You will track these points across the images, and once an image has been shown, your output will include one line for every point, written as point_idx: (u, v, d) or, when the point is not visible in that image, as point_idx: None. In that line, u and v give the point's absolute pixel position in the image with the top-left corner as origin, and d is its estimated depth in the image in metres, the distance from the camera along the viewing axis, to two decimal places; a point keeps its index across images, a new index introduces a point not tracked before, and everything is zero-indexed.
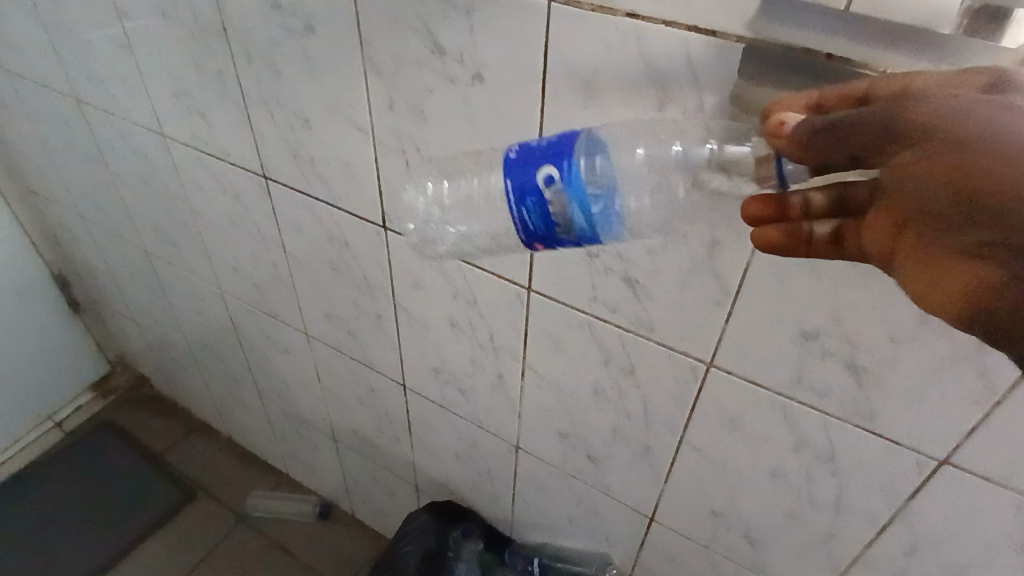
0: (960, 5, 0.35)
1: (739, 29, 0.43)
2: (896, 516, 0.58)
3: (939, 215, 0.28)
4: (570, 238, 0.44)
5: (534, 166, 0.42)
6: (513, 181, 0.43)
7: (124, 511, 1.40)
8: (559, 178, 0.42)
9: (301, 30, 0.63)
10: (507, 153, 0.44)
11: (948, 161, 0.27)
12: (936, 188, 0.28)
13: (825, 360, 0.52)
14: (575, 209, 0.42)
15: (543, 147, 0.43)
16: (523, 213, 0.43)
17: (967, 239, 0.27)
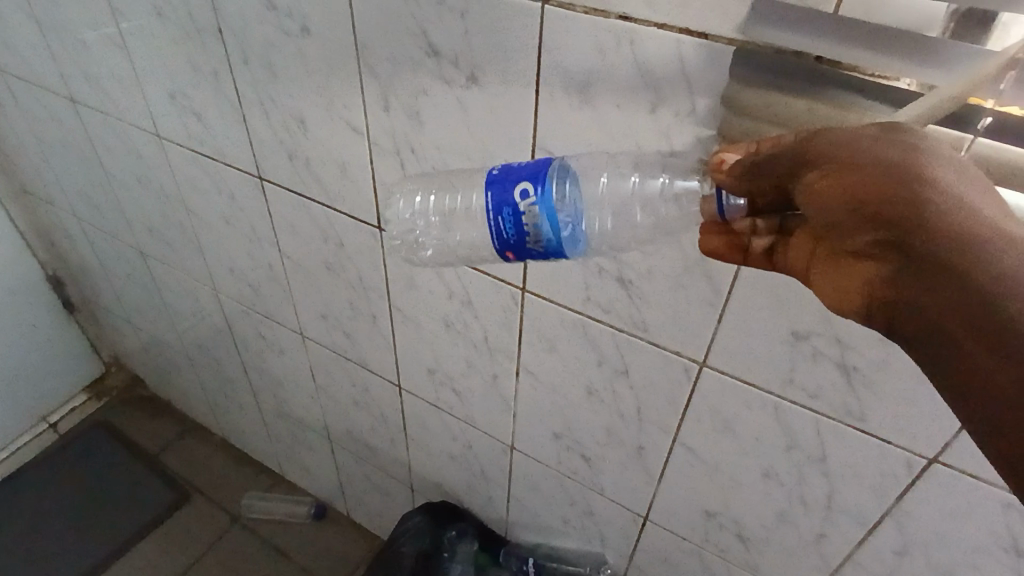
0: (948, 10, 0.37)
1: (729, 32, 0.43)
2: (887, 516, 0.59)
3: (838, 227, 0.33)
4: (538, 250, 0.44)
5: (512, 181, 0.44)
6: (491, 191, 0.45)
7: (117, 512, 1.40)
8: (533, 194, 0.43)
9: (296, 31, 0.64)
10: (491, 170, 0.46)
11: (841, 183, 0.32)
12: (833, 206, 0.33)
13: (816, 360, 0.53)
14: (545, 224, 0.43)
15: (523, 166, 0.45)
16: (498, 222, 0.44)
17: (859, 245, 0.32)
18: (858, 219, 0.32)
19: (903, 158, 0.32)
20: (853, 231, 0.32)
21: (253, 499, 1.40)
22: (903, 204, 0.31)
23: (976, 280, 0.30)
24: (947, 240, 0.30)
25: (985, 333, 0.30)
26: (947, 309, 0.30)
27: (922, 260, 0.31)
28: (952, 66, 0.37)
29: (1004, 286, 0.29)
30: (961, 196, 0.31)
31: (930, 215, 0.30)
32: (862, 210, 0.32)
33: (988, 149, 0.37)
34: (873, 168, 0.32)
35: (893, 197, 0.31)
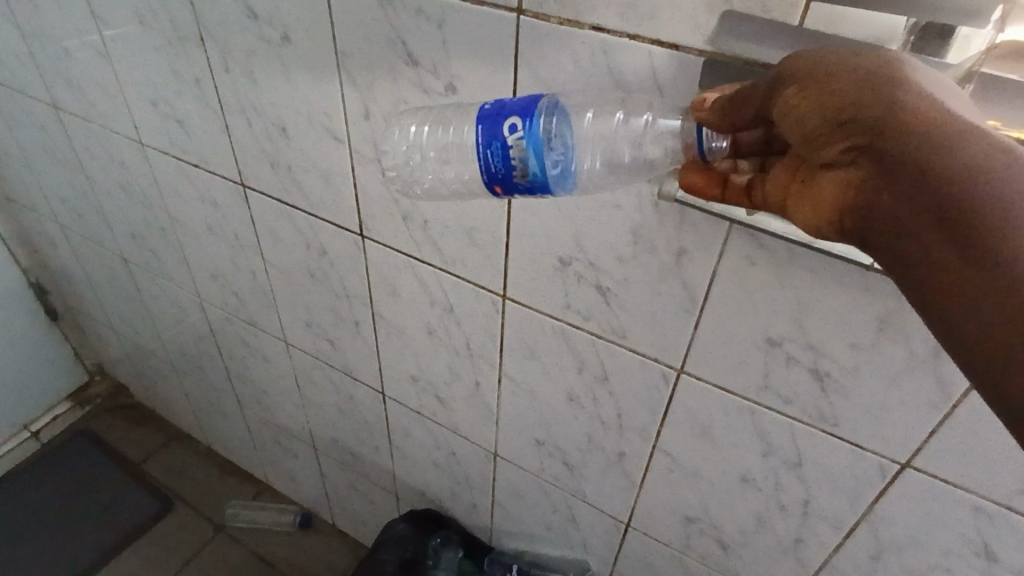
0: (906, 23, 0.37)
1: (700, 44, 0.44)
2: (861, 521, 0.59)
3: (814, 140, 0.32)
4: (524, 185, 0.44)
5: (502, 115, 0.43)
6: (481, 124, 0.44)
7: (99, 522, 1.38)
8: (521, 128, 0.43)
9: (277, 40, 0.64)
10: (482, 105, 0.45)
11: (816, 93, 0.32)
12: (808, 118, 0.32)
13: (790, 366, 0.53)
14: (531, 157, 0.43)
15: (513, 101, 0.44)
16: (487, 155, 0.43)
17: (835, 155, 0.32)
18: (833, 128, 0.31)
19: (877, 64, 0.31)
20: (828, 141, 0.32)
21: (237, 508, 1.39)
22: (877, 104, 0.30)
23: (953, 176, 0.28)
24: (922, 137, 0.29)
25: (963, 229, 0.29)
26: (924, 211, 0.29)
27: (898, 162, 0.30)
28: None
29: (980, 181, 0.28)
30: (935, 96, 0.30)
31: (904, 115, 0.30)
32: (837, 117, 0.31)
33: None
34: (846, 75, 0.31)
35: (867, 101, 0.30)
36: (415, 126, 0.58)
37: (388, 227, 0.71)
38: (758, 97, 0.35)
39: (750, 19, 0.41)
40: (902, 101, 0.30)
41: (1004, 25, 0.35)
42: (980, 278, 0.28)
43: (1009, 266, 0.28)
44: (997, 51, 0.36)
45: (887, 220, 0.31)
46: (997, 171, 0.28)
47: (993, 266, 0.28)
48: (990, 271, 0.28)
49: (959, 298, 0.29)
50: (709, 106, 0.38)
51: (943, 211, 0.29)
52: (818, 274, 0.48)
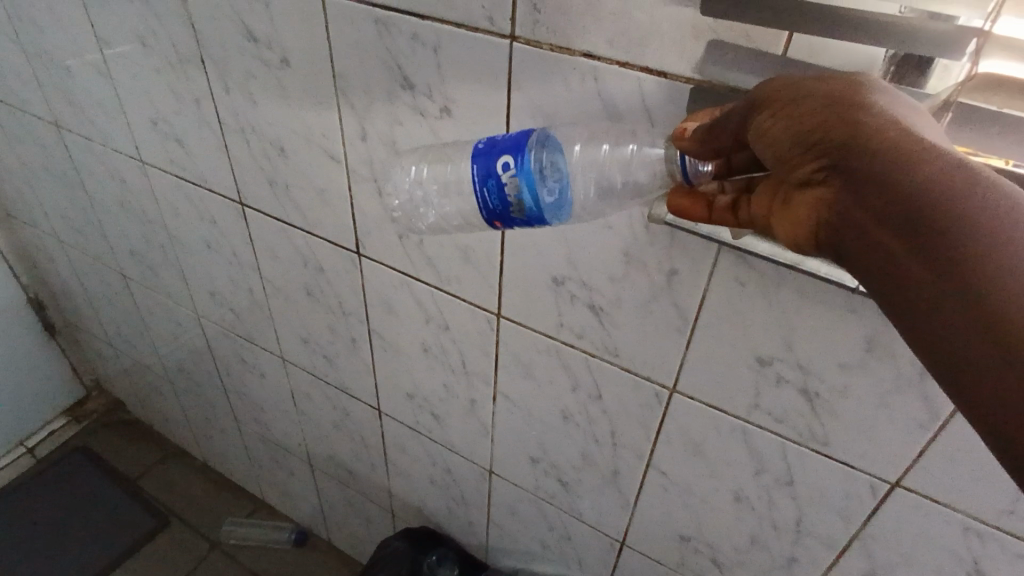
0: (886, 54, 0.39)
1: (687, 72, 0.45)
2: (853, 540, 0.59)
3: (787, 161, 0.34)
4: (521, 219, 0.45)
5: (495, 153, 0.45)
6: (475, 164, 0.46)
7: (94, 539, 1.37)
8: (514, 165, 0.44)
9: (276, 63, 0.65)
10: (476, 144, 0.47)
11: (787, 117, 0.33)
12: (779, 141, 0.33)
13: (781, 386, 0.54)
14: (525, 191, 0.44)
15: (505, 138, 0.46)
16: (484, 193, 0.45)
17: (806, 174, 0.33)
18: (803, 149, 0.32)
19: (843, 88, 0.32)
20: (799, 161, 0.33)
21: (233, 525, 1.38)
22: (842, 124, 0.31)
23: (919, 192, 0.29)
24: (887, 155, 0.30)
25: (932, 243, 0.29)
26: (893, 227, 0.30)
27: (864, 179, 0.30)
28: None
29: (945, 196, 0.28)
30: (898, 117, 0.31)
31: (869, 135, 0.30)
32: (806, 138, 0.32)
33: None
34: (814, 98, 0.32)
35: (834, 122, 0.31)
36: (415, 166, 0.60)
37: (385, 246, 0.72)
38: (735, 123, 0.37)
39: (735, 49, 0.42)
40: (866, 121, 0.31)
41: (978, 58, 0.36)
42: (951, 291, 0.28)
43: (978, 278, 0.28)
44: (972, 83, 0.36)
45: (857, 236, 0.31)
46: (962, 187, 0.28)
47: (963, 281, 0.28)
48: (959, 283, 0.28)
49: (933, 312, 0.29)
50: (690, 137, 0.40)
51: (911, 226, 0.29)
52: (806, 295, 0.48)
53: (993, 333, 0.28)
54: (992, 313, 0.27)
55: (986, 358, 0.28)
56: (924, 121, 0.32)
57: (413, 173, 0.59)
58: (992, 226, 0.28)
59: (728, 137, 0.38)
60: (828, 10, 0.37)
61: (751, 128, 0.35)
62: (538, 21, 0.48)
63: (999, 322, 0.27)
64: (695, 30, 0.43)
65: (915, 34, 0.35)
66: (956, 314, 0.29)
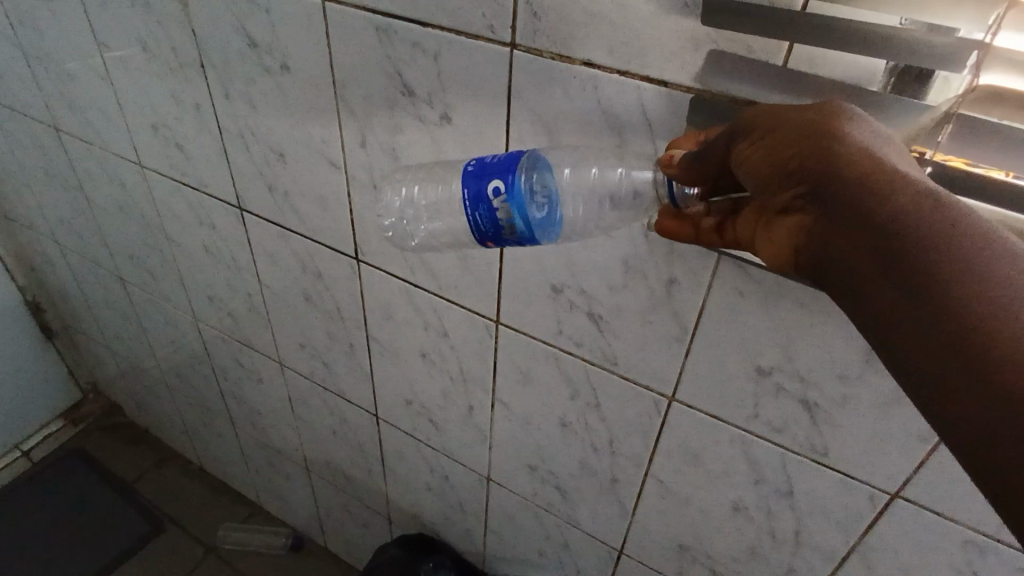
0: (887, 65, 0.39)
1: (688, 81, 0.45)
2: (852, 552, 0.59)
3: (767, 187, 0.33)
4: (513, 240, 0.45)
5: (485, 176, 0.45)
6: (464, 188, 0.45)
7: (89, 543, 1.37)
8: (504, 190, 0.44)
9: (277, 68, 0.65)
10: (465, 165, 0.46)
11: (766, 144, 0.33)
12: (758, 167, 0.33)
13: (780, 396, 0.54)
14: (517, 215, 0.44)
15: (493, 160, 0.45)
16: (475, 217, 0.45)
17: (786, 200, 0.33)
18: (782, 175, 0.32)
19: (820, 115, 0.32)
20: (779, 187, 0.33)
21: (229, 530, 1.38)
22: (820, 151, 0.31)
23: (897, 217, 0.29)
24: (865, 182, 0.30)
25: (907, 266, 0.29)
26: (870, 252, 0.30)
27: (840, 206, 0.30)
28: (894, 119, 0.38)
29: (919, 221, 0.29)
30: (874, 145, 0.31)
31: (846, 162, 0.30)
32: (786, 165, 0.32)
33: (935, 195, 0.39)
34: (791, 125, 0.32)
35: (812, 149, 0.31)
36: (407, 188, 0.61)
37: (384, 252, 0.72)
38: (718, 148, 0.36)
39: (734, 60, 0.42)
40: (844, 148, 0.31)
41: (979, 71, 0.36)
42: (926, 312, 0.29)
43: (951, 301, 0.28)
44: (973, 96, 0.36)
45: (834, 260, 0.31)
46: (934, 213, 0.29)
47: (940, 300, 0.28)
48: (932, 304, 0.29)
49: (909, 333, 0.30)
50: (678, 164, 0.40)
51: (887, 251, 0.29)
52: (807, 305, 0.48)
53: (970, 351, 0.28)
54: (972, 333, 0.28)
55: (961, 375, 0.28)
56: (897, 150, 0.33)
57: (403, 193, 0.61)
58: (962, 249, 0.28)
59: (714, 162, 0.38)
60: (827, 23, 0.37)
61: (733, 154, 0.35)
62: (538, 29, 0.48)
63: (972, 342, 0.28)
64: (695, 40, 0.43)
65: (915, 47, 0.35)
66: (931, 333, 0.29)
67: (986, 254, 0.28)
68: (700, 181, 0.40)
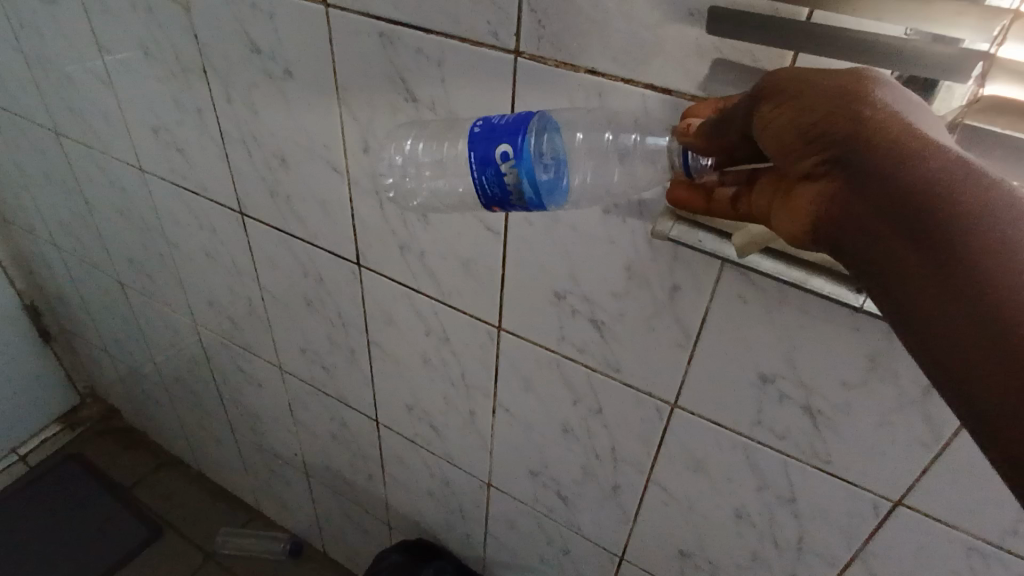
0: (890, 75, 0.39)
1: (692, 89, 0.45)
2: (855, 558, 0.59)
3: (789, 153, 0.32)
4: (520, 205, 0.45)
5: (493, 140, 0.44)
6: (472, 147, 0.45)
7: (86, 549, 1.36)
8: (513, 155, 0.43)
9: (279, 73, 0.65)
10: (473, 126, 0.46)
11: (791, 109, 0.32)
12: (783, 132, 0.32)
13: (783, 404, 0.54)
14: (525, 180, 0.44)
15: (502, 122, 0.45)
16: (483, 180, 0.45)
17: (807, 165, 0.31)
18: (806, 139, 0.31)
19: (851, 81, 0.31)
20: (800, 155, 0.31)
21: (228, 535, 1.37)
22: (844, 118, 0.30)
23: (924, 190, 0.28)
24: (890, 152, 0.28)
25: (933, 243, 0.28)
26: (892, 224, 0.29)
27: (866, 174, 0.29)
28: None
29: (948, 194, 0.27)
30: (903, 113, 0.30)
31: (873, 128, 0.29)
32: (811, 129, 0.31)
33: None
34: (820, 89, 0.31)
35: (840, 113, 0.30)
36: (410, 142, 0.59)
37: (386, 256, 0.72)
38: (741, 116, 0.36)
39: (739, 69, 0.43)
40: (871, 114, 0.30)
41: (984, 80, 0.36)
42: (948, 289, 0.27)
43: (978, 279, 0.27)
44: (978, 105, 0.36)
45: (852, 232, 0.30)
46: (964, 186, 0.27)
47: (966, 281, 0.27)
48: (956, 284, 0.27)
49: (931, 312, 0.28)
50: (695, 133, 0.40)
51: (910, 223, 0.28)
52: (811, 312, 0.48)
53: (995, 335, 0.26)
54: (998, 316, 0.26)
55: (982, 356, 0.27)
56: (927, 118, 0.31)
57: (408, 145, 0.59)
58: (994, 223, 0.27)
59: (733, 130, 0.37)
60: (832, 33, 0.37)
61: (755, 120, 0.34)
62: (543, 37, 0.49)
63: (994, 321, 0.26)
64: (700, 49, 0.43)
65: (917, 56, 0.36)
66: (953, 316, 0.28)
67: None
68: (720, 151, 0.40)
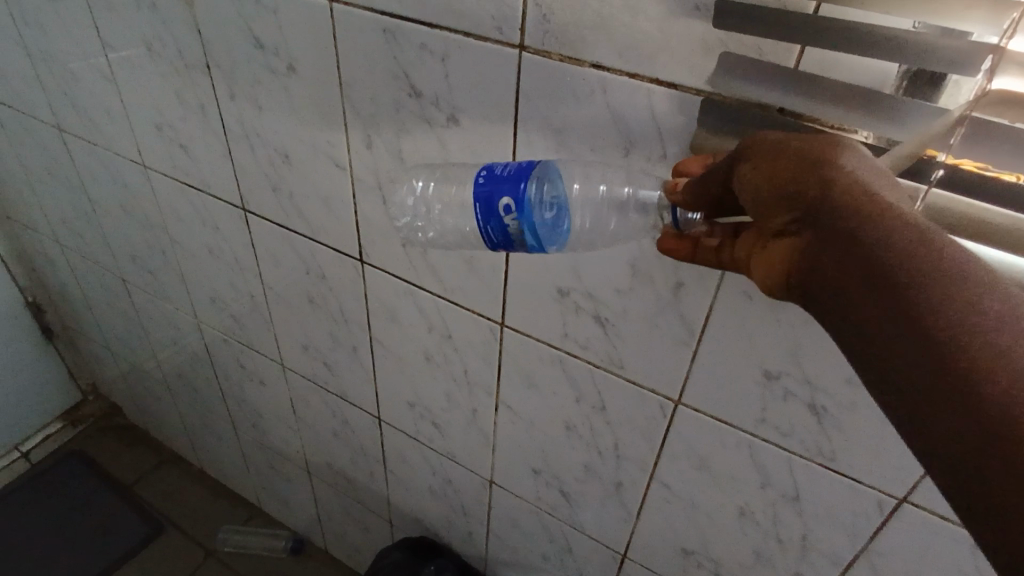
0: (898, 70, 0.39)
1: (698, 84, 0.45)
2: (860, 557, 0.59)
3: (763, 210, 0.33)
4: (523, 250, 0.47)
5: (496, 193, 0.45)
6: (476, 199, 0.46)
7: (88, 547, 1.36)
8: (515, 208, 0.45)
9: (282, 69, 0.65)
10: (476, 177, 0.47)
11: (763, 167, 0.33)
12: (755, 190, 0.34)
13: (788, 401, 0.54)
14: (527, 231, 0.45)
15: (504, 173, 0.46)
16: (488, 230, 0.46)
17: (781, 224, 0.33)
18: (777, 198, 0.32)
19: (819, 145, 0.33)
20: (776, 210, 0.33)
21: (229, 532, 1.37)
22: (814, 177, 0.31)
23: (886, 250, 0.28)
24: (856, 211, 0.29)
25: (896, 303, 0.28)
26: (857, 282, 0.29)
27: (831, 232, 0.30)
28: (910, 122, 0.38)
29: (909, 255, 0.28)
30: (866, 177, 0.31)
31: (837, 189, 0.30)
32: (780, 189, 0.32)
33: (943, 199, 0.39)
34: (789, 152, 0.33)
35: (807, 175, 0.31)
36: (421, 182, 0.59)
37: (388, 253, 0.72)
38: (720, 173, 0.37)
39: (746, 61, 0.42)
40: (836, 177, 0.31)
41: (993, 74, 0.35)
42: (907, 348, 0.27)
43: (939, 337, 0.26)
44: (986, 100, 0.35)
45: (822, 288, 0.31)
46: (924, 248, 0.28)
47: (935, 344, 0.26)
48: (925, 346, 0.27)
49: (904, 371, 0.27)
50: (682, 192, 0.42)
51: (873, 282, 0.28)
52: None
53: (968, 398, 0.25)
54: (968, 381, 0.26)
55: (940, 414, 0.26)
56: (891, 184, 0.32)
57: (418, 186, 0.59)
58: (952, 286, 0.27)
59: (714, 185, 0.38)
60: (839, 26, 0.37)
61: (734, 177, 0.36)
62: (547, 31, 0.48)
63: (955, 382, 0.26)
64: (706, 43, 0.43)
65: (926, 50, 0.35)
66: (926, 379, 0.27)
67: (983, 296, 0.27)
68: (703, 206, 0.40)
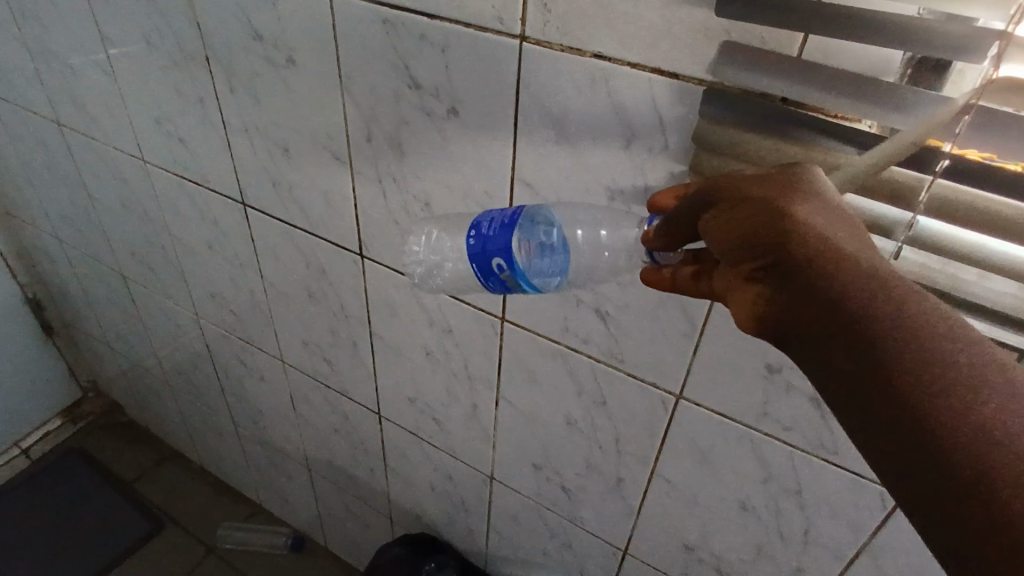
0: (902, 57, 0.39)
1: (700, 73, 0.45)
2: (862, 551, 0.59)
3: (730, 255, 0.34)
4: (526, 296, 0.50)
5: (487, 254, 0.48)
6: (472, 258, 0.49)
7: (88, 545, 1.36)
8: (507, 266, 0.47)
9: (282, 62, 0.65)
10: (467, 238, 0.49)
11: (728, 217, 0.34)
12: (722, 239, 0.34)
13: (791, 394, 0.53)
14: (524, 283, 0.48)
15: (491, 232, 0.48)
16: (489, 285, 0.49)
17: (747, 271, 0.34)
18: (744, 248, 0.33)
19: (780, 191, 0.34)
20: (742, 259, 0.34)
21: (229, 529, 1.37)
22: (775, 229, 0.32)
23: (852, 299, 0.31)
24: (820, 258, 0.31)
25: (862, 346, 0.31)
26: (825, 326, 0.32)
27: (798, 284, 0.32)
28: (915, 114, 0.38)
29: (870, 302, 0.31)
30: (825, 224, 0.33)
31: (800, 241, 0.32)
32: (747, 240, 0.33)
33: (948, 190, 0.39)
34: (752, 201, 0.33)
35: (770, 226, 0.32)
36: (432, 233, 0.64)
37: (388, 247, 0.71)
38: (687, 213, 0.37)
39: (749, 49, 0.41)
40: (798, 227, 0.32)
41: (999, 61, 0.34)
42: (874, 387, 0.31)
43: (905, 380, 0.30)
44: (993, 86, 0.35)
45: (792, 332, 0.33)
46: (881, 296, 0.31)
47: (896, 382, 0.30)
48: (887, 384, 0.31)
49: (870, 407, 0.31)
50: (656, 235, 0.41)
51: (839, 327, 0.31)
52: None
53: (927, 429, 0.30)
54: (925, 414, 0.30)
55: (906, 440, 0.30)
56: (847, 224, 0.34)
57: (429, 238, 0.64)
58: (907, 328, 0.31)
59: (685, 226, 0.38)
60: (842, 14, 0.37)
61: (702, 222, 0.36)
62: (548, 21, 0.48)
63: (919, 416, 0.30)
64: (708, 31, 0.43)
65: (929, 37, 0.35)
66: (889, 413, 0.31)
67: (930, 334, 0.31)
68: (676, 245, 0.40)
